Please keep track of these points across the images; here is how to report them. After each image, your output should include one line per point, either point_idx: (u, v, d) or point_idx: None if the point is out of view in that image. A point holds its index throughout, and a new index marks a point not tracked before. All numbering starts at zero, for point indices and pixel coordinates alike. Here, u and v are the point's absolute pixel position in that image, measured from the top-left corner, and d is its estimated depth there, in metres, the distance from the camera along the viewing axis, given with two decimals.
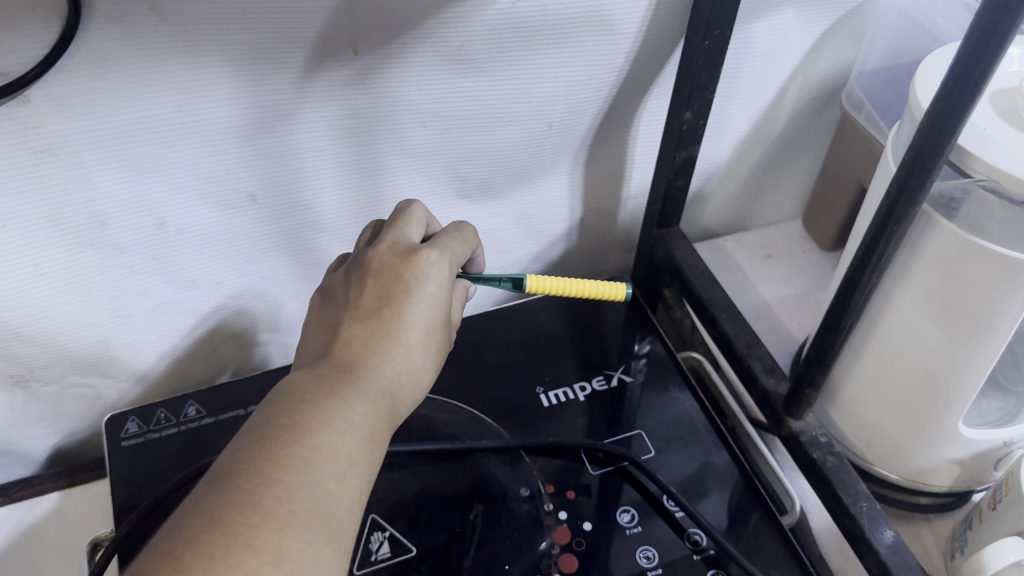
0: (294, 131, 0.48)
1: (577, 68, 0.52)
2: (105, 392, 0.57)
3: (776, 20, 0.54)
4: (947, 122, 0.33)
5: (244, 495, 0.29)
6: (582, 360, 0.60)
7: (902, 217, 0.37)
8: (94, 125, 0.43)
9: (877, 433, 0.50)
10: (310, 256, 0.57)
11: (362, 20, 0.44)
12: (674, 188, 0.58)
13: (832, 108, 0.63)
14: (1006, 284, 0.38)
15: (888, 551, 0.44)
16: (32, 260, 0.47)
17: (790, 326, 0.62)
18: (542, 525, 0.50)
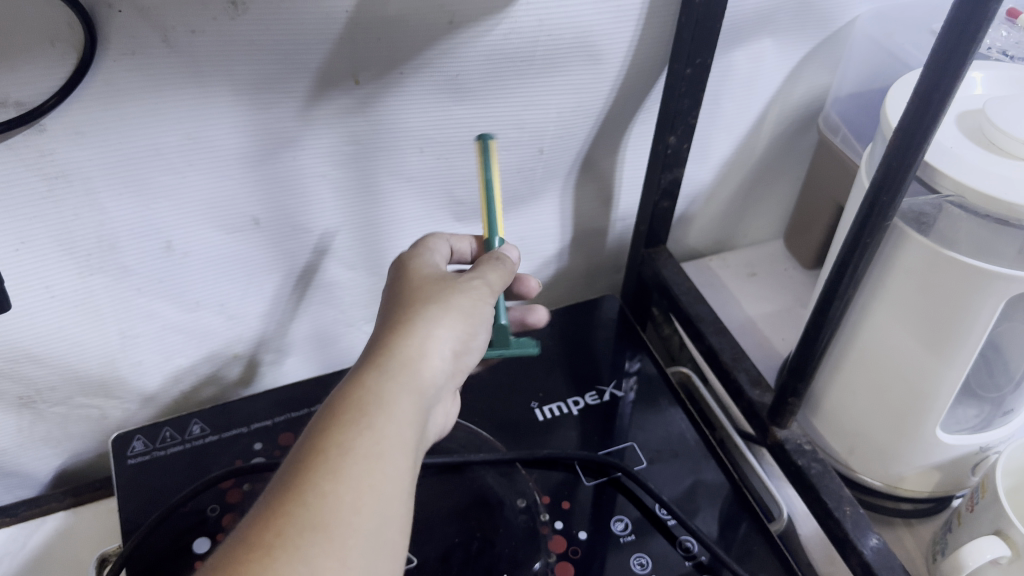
0: (297, 157, 0.51)
1: (567, 96, 0.55)
2: (110, 413, 0.58)
3: (754, 49, 0.57)
4: (913, 141, 0.35)
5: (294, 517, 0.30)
6: (574, 376, 0.62)
7: (875, 230, 0.40)
8: (106, 152, 0.45)
9: (859, 440, 0.52)
10: (311, 278, 0.59)
11: (363, 51, 0.46)
12: (660, 210, 0.61)
13: (810, 132, 0.66)
14: (975, 293, 0.41)
15: (873, 554, 0.46)
16: (44, 283, 0.49)
17: (775, 340, 0.64)
18: (539, 534, 0.51)
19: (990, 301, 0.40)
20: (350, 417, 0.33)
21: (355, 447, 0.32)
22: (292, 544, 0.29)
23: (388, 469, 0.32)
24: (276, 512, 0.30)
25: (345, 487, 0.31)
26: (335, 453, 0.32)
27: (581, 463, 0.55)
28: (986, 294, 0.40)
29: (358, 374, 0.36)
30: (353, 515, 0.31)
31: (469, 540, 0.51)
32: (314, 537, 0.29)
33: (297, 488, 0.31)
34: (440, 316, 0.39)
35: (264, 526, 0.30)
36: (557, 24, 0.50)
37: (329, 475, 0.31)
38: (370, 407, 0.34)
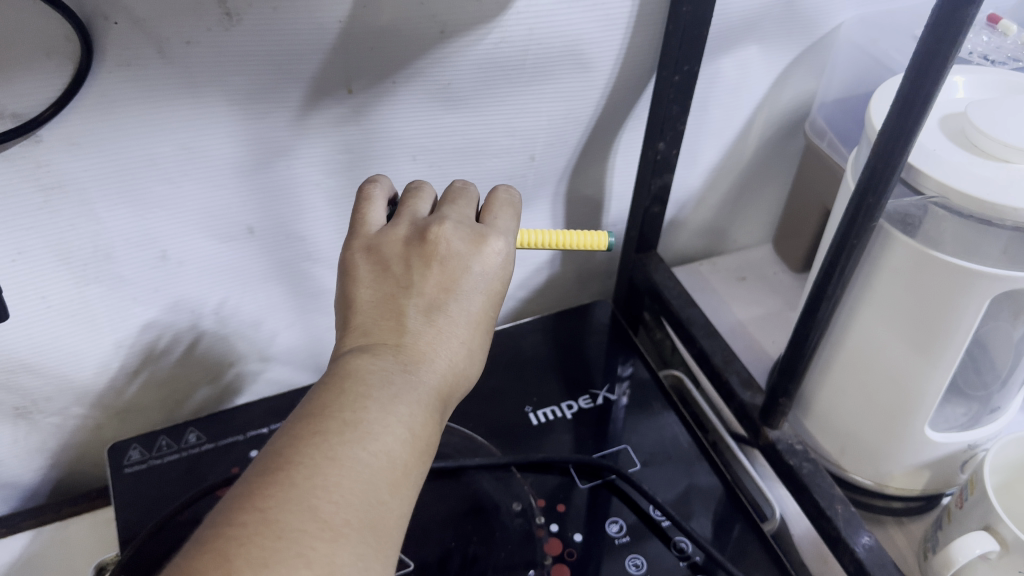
0: (291, 166, 0.51)
1: (557, 103, 0.55)
2: (106, 423, 0.59)
3: (740, 56, 0.58)
4: (899, 142, 0.36)
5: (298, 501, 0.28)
6: (568, 380, 0.63)
7: (861, 232, 0.40)
8: (101, 162, 0.45)
9: (849, 440, 0.53)
10: (305, 286, 0.59)
11: (357, 61, 0.47)
12: (650, 215, 0.61)
13: (797, 137, 0.67)
14: (960, 292, 0.41)
15: (865, 551, 0.46)
16: (41, 293, 0.49)
17: (765, 343, 0.65)
18: (534, 537, 0.52)
19: (975, 299, 0.41)
20: (417, 419, 0.33)
21: (371, 436, 0.31)
22: (356, 535, 0.28)
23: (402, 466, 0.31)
24: (342, 487, 0.29)
25: (399, 492, 0.31)
26: (351, 440, 0.31)
27: (575, 467, 0.56)
28: (971, 292, 0.41)
29: (425, 368, 0.35)
30: (398, 521, 0.30)
31: (465, 544, 0.51)
32: (372, 532, 0.29)
33: (363, 473, 0.30)
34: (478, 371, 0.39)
35: (331, 499, 0.28)
36: (547, 33, 0.51)
37: (393, 476, 0.31)
38: (433, 420, 0.34)
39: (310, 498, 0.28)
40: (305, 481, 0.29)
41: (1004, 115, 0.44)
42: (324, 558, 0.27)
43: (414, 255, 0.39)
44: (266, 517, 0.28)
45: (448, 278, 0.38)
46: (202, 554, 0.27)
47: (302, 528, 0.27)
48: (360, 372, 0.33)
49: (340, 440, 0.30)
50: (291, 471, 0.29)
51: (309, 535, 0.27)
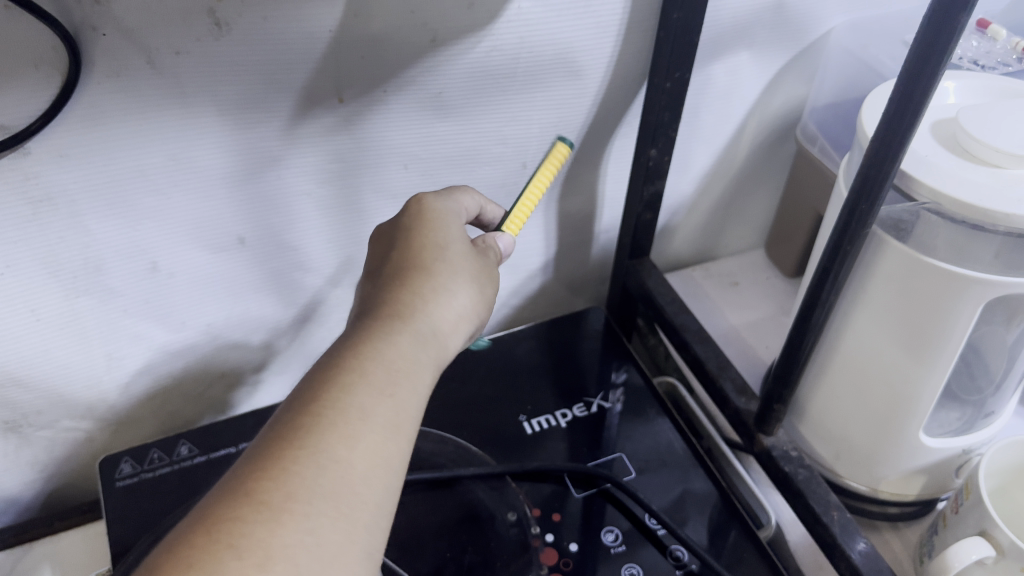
0: (282, 176, 0.51)
1: (549, 111, 0.55)
2: (97, 436, 0.58)
3: (732, 62, 0.58)
4: (890, 149, 0.36)
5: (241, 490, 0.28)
6: (562, 388, 0.63)
7: (855, 238, 0.40)
8: (90, 174, 0.45)
9: (844, 446, 0.53)
10: (297, 295, 0.59)
11: (347, 70, 0.47)
12: (643, 222, 0.61)
13: (788, 142, 0.67)
14: (954, 298, 0.41)
15: (861, 558, 0.46)
16: (30, 306, 0.49)
17: (758, 348, 0.65)
18: (529, 547, 0.51)
19: (968, 304, 0.41)
20: (370, 379, 0.33)
21: (319, 405, 0.31)
22: (301, 509, 0.28)
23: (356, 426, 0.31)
24: (284, 469, 0.29)
25: (359, 454, 0.30)
26: (299, 416, 0.31)
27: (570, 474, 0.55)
28: (964, 298, 0.41)
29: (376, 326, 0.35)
30: (362, 483, 0.30)
31: (460, 554, 0.51)
32: (323, 504, 0.28)
33: (306, 449, 0.29)
34: (466, 285, 0.38)
35: (272, 483, 0.28)
36: (538, 40, 0.50)
37: (344, 437, 0.30)
38: (392, 373, 0.33)
39: (252, 487, 0.28)
40: (246, 476, 0.29)
41: (996, 120, 0.44)
42: (259, 545, 0.26)
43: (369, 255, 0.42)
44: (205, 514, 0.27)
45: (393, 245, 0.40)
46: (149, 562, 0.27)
47: (237, 518, 0.27)
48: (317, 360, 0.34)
49: (287, 421, 0.30)
50: (239, 465, 0.29)
51: (245, 521, 0.27)
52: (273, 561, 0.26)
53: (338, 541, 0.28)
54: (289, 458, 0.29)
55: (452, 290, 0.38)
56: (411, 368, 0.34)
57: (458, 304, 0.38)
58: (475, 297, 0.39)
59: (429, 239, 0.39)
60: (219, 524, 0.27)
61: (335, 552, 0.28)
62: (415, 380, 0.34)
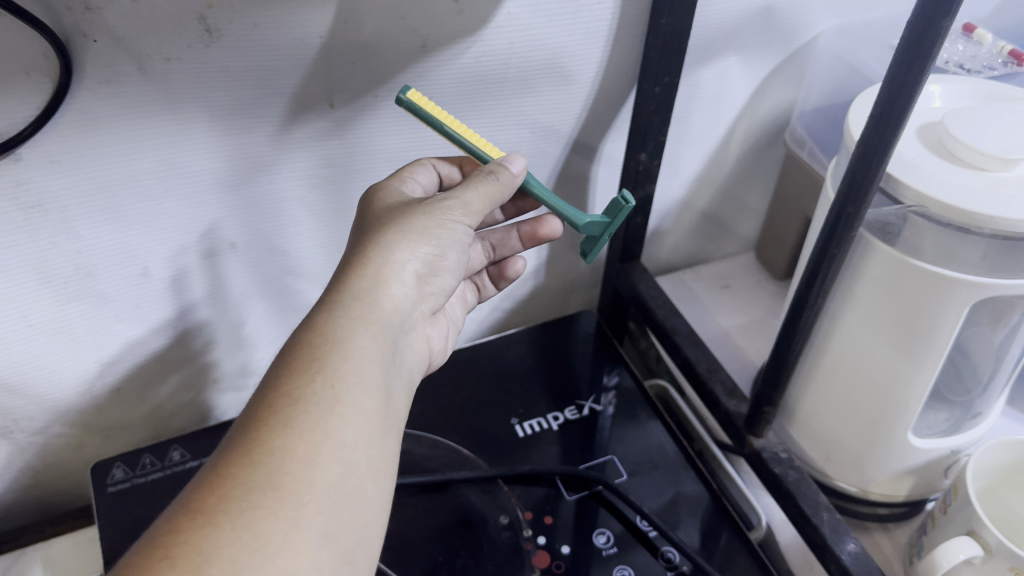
0: (273, 181, 0.51)
1: (539, 116, 0.55)
2: (89, 442, 0.58)
3: (721, 67, 0.58)
4: (874, 153, 0.37)
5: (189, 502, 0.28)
6: (553, 392, 0.63)
7: (842, 240, 0.41)
8: (82, 180, 0.45)
9: (834, 448, 0.53)
10: (288, 300, 0.59)
11: (338, 76, 0.47)
12: (634, 225, 0.62)
13: (777, 146, 0.68)
14: (941, 299, 0.42)
15: (850, 558, 0.46)
16: (21, 313, 0.49)
17: (749, 351, 0.65)
18: (521, 550, 0.52)
19: (954, 306, 0.42)
20: (317, 371, 0.32)
21: (265, 407, 0.31)
22: (244, 511, 0.28)
23: (301, 420, 0.31)
24: (221, 475, 0.29)
25: (296, 440, 0.30)
26: (246, 424, 0.31)
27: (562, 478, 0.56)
28: (951, 299, 0.41)
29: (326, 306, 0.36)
30: (303, 467, 0.30)
31: (453, 558, 0.51)
32: (266, 503, 0.28)
33: (241, 450, 0.30)
34: (400, 238, 0.38)
35: (208, 491, 0.28)
36: (528, 45, 0.51)
37: (289, 434, 0.30)
38: (342, 359, 0.33)
39: (191, 500, 0.28)
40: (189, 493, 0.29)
41: (980, 123, 0.44)
42: (191, 551, 0.27)
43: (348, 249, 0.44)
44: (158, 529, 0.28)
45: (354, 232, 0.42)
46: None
47: (174, 530, 0.27)
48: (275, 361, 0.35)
49: (237, 430, 0.31)
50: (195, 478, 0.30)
51: (188, 531, 0.27)
52: (209, 564, 0.26)
53: (281, 530, 0.28)
54: (224, 463, 0.29)
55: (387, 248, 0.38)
56: (349, 342, 0.34)
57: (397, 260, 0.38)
58: (415, 241, 0.38)
59: (371, 221, 0.41)
60: (159, 540, 0.27)
61: (278, 551, 0.27)
62: (355, 351, 0.34)
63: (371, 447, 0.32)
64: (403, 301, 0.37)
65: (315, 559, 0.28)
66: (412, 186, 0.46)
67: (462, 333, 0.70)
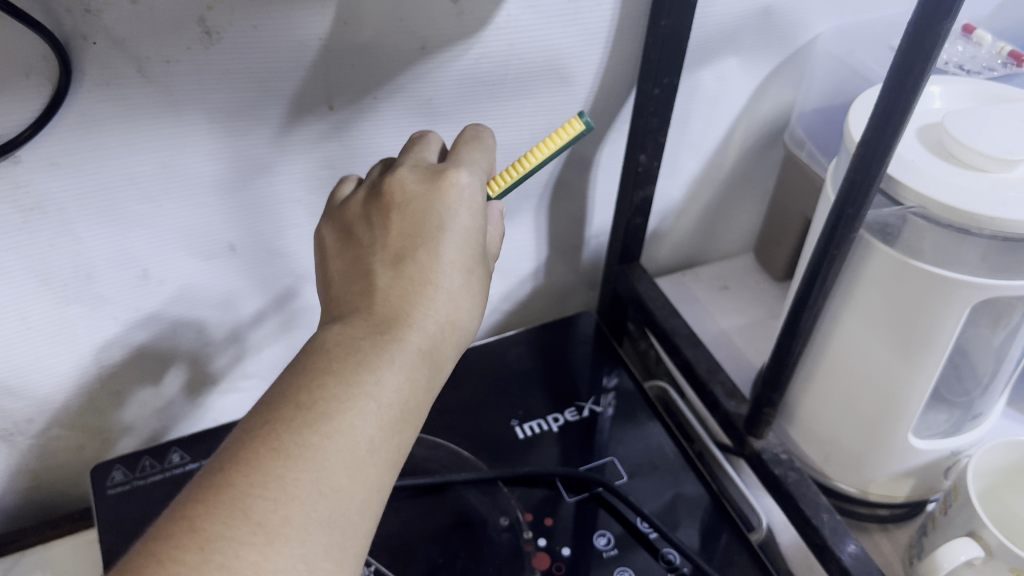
0: (272, 183, 0.51)
1: (539, 117, 0.55)
2: (89, 444, 0.58)
3: (720, 68, 0.58)
4: (877, 154, 0.37)
5: (230, 499, 0.28)
6: (553, 393, 0.63)
7: (841, 242, 0.41)
8: (81, 182, 0.45)
9: (833, 448, 0.53)
10: (288, 302, 0.59)
11: (337, 78, 0.47)
12: (633, 227, 0.62)
13: (777, 147, 0.67)
14: (943, 302, 0.42)
15: (851, 559, 0.46)
16: (20, 315, 0.49)
17: (748, 352, 0.65)
18: (522, 552, 0.52)
19: (954, 307, 0.42)
20: (382, 392, 0.32)
21: (324, 416, 0.31)
22: (295, 534, 0.28)
23: (360, 446, 0.31)
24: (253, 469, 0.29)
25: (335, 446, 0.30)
26: (299, 424, 0.30)
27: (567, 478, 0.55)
28: (951, 301, 0.42)
29: (403, 328, 0.34)
30: (340, 477, 0.30)
31: (453, 559, 0.51)
32: (317, 531, 0.28)
33: (286, 451, 0.29)
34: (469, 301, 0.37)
35: (238, 484, 0.28)
36: (528, 46, 0.51)
37: (348, 458, 0.30)
38: (406, 388, 0.33)
39: (219, 491, 0.28)
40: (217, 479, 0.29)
41: (980, 124, 0.44)
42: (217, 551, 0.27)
43: (376, 211, 0.40)
44: (188, 517, 0.28)
45: (408, 223, 0.38)
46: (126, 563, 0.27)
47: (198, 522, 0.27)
48: (326, 345, 0.34)
49: (292, 427, 0.30)
50: (232, 463, 0.29)
51: (236, 541, 0.27)
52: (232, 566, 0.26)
53: (311, 542, 0.28)
54: (269, 465, 0.29)
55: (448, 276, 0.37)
56: (403, 351, 0.33)
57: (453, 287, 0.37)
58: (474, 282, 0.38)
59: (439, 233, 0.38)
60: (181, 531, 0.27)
61: None
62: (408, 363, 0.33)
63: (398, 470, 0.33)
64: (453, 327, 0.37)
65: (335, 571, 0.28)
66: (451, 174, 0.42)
67: None
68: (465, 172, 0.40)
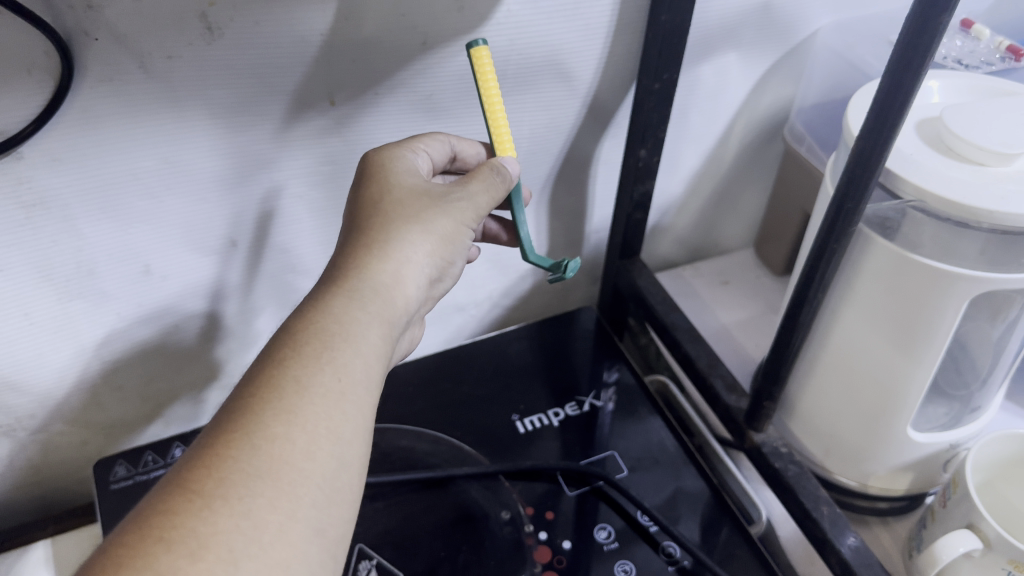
0: (274, 178, 0.51)
1: (539, 112, 0.56)
2: (92, 439, 0.58)
3: (719, 63, 0.58)
4: (873, 149, 0.37)
5: (190, 482, 0.29)
6: (554, 388, 0.63)
7: (841, 235, 0.41)
8: (83, 178, 0.45)
9: (833, 442, 0.53)
10: (289, 297, 0.59)
11: (339, 74, 0.47)
12: (634, 222, 0.62)
13: (776, 142, 0.68)
14: (942, 295, 0.42)
15: (851, 552, 0.47)
16: (23, 311, 0.49)
17: (748, 346, 0.65)
18: (523, 545, 0.52)
19: (952, 301, 0.42)
20: (332, 364, 0.33)
21: (275, 392, 0.32)
22: (250, 504, 0.28)
23: (313, 416, 0.32)
24: (219, 457, 0.29)
25: (298, 431, 0.31)
26: (254, 404, 0.31)
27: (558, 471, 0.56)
28: (950, 294, 0.42)
29: (348, 295, 0.36)
30: (299, 448, 0.31)
31: (454, 553, 0.51)
32: (274, 499, 0.29)
33: (242, 430, 0.30)
34: (418, 237, 0.39)
35: (205, 472, 0.29)
36: (528, 42, 0.51)
37: (301, 429, 0.31)
38: (357, 357, 0.34)
39: (183, 479, 0.29)
40: (183, 470, 0.29)
41: (978, 119, 0.44)
42: (188, 536, 0.27)
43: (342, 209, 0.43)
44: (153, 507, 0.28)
45: (363, 200, 0.41)
46: (98, 555, 0.27)
47: (168, 511, 0.28)
48: (282, 329, 0.35)
49: (247, 408, 0.31)
50: (194, 451, 0.30)
51: (196, 516, 0.28)
52: (205, 550, 0.27)
53: (268, 509, 0.29)
54: (222, 444, 0.30)
55: (406, 243, 0.38)
56: (359, 332, 0.35)
57: (413, 257, 0.38)
58: (437, 249, 0.39)
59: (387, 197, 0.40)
60: (153, 520, 0.27)
61: (283, 548, 0.28)
62: (364, 344, 0.35)
63: (363, 443, 0.33)
64: (415, 298, 0.38)
65: (307, 552, 0.29)
66: (423, 159, 0.45)
67: (462, 329, 0.70)
68: (406, 151, 0.44)
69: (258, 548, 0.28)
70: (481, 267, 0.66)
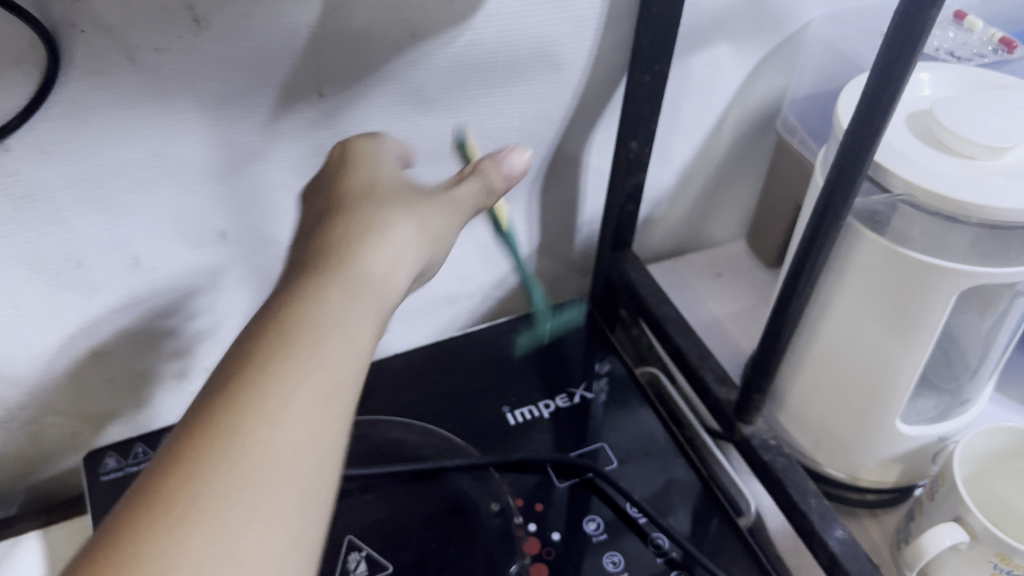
0: (263, 169, 0.51)
1: (529, 104, 0.55)
2: (83, 430, 0.58)
3: (712, 54, 0.58)
4: (864, 140, 0.37)
5: (183, 453, 0.27)
6: (545, 379, 0.63)
7: (829, 229, 0.41)
8: (71, 170, 0.45)
9: (822, 434, 0.54)
10: (281, 289, 0.59)
11: (328, 65, 0.47)
12: (625, 214, 0.62)
13: (769, 133, 0.68)
14: (931, 288, 0.42)
15: (838, 545, 0.47)
16: (12, 304, 0.49)
17: (739, 338, 0.65)
18: (513, 536, 0.52)
19: (941, 295, 0.42)
20: (329, 314, 0.31)
21: (269, 346, 0.29)
22: (247, 472, 0.26)
23: (308, 368, 0.29)
24: (212, 424, 0.27)
25: (294, 387, 0.28)
26: (246, 360, 0.29)
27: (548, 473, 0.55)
28: (939, 288, 0.42)
29: (342, 242, 0.34)
30: (295, 406, 0.28)
31: (444, 545, 0.52)
32: (272, 466, 0.27)
33: (235, 389, 0.28)
34: (420, 198, 0.37)
35: (196, 440, 0.27)
36: (519, 33, 0.51)
37: (300, 385, 0.29)
38: (357, 307, 0.32)
39: (178, 449, 0.27)
40: (176, 441, 0.27)
41: (967, 112, 0.44)
42: (180, 511, 0.25)
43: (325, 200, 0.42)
44: (147, 486, 0.26)
45: (353, 164, 0.39)
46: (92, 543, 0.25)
47: (159, 485, 0.26)
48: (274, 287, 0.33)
49: (238, 365, 0.29)
50: (189, 418, 0.28)
51: (190, 490, 0.26)
52: (198, 525, 0.25)
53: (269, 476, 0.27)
54: (213, 408, 0.28)
55: (402, 195, 0.37)
56: (354, 277, 0.32)
57: (411, 204, 0.36)
58: (441, 204, 0.37)
59: (376, 165, 0.39)
60: (146, 496, 0.25)
61: (285, 517, 0.26)
62: (360, 290, 0.32)
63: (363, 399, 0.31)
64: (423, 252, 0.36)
65: (306, 519, 0.27)
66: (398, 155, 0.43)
67: (454, 320, 0.70)
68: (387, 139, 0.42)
69: (257, 521, 0.26)
70: (472, 259, 0.66)
